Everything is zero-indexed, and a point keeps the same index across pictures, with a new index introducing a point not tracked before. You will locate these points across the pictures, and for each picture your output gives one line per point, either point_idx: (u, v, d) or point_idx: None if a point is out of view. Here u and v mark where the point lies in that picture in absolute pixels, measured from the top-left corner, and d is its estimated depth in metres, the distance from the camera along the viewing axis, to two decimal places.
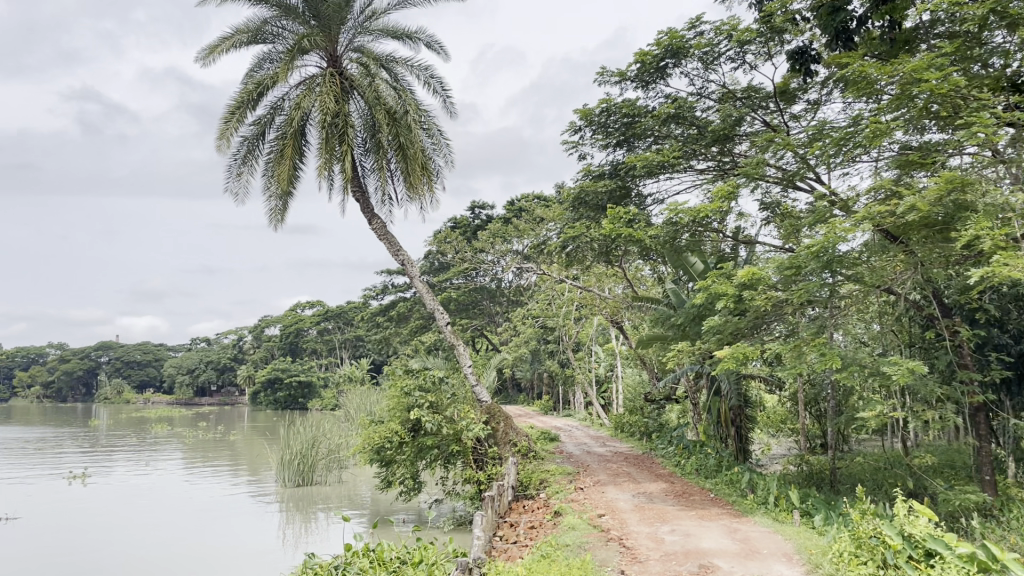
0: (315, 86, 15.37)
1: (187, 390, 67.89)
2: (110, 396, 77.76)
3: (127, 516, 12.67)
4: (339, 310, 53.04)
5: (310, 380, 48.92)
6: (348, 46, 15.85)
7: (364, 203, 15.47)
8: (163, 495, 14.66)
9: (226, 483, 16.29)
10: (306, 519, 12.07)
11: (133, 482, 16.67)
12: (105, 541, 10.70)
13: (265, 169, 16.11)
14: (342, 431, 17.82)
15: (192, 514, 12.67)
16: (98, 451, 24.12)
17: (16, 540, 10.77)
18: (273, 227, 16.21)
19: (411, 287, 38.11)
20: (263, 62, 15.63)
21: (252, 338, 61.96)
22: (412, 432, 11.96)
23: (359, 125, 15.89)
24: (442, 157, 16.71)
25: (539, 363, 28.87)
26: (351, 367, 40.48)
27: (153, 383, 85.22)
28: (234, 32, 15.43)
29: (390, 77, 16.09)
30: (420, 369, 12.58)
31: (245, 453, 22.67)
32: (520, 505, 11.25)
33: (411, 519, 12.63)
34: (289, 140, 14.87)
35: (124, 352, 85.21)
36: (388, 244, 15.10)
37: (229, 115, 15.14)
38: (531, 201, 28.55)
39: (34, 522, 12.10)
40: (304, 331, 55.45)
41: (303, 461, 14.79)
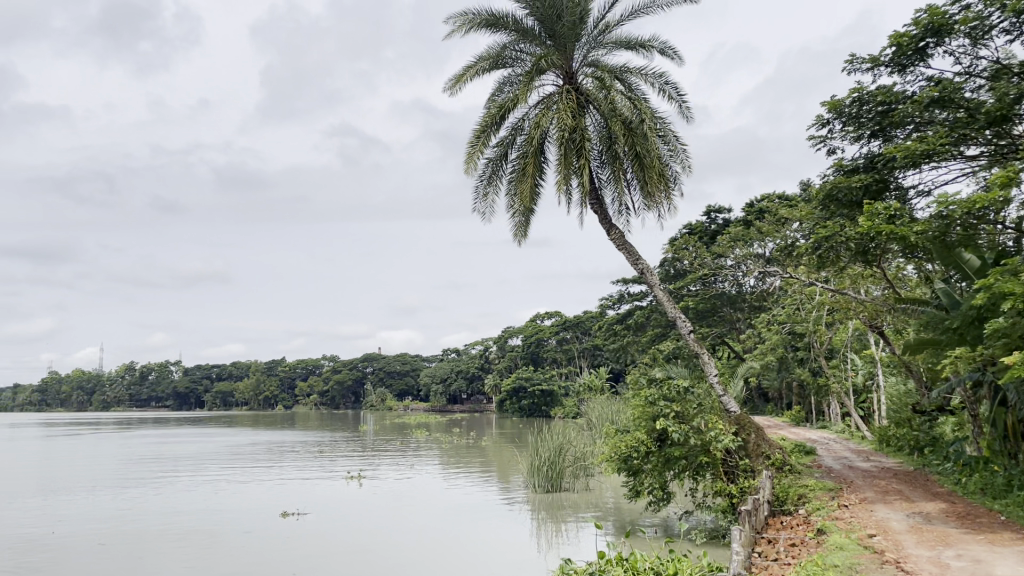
0: (552, 104, 15.93)
1: (440, 398, 72.42)
2: (375, 404, 85.10)
3: (395, 514, 13.85)
4: (578, 319, 54.01)
5: (552, 389, 49.72)
6: (582, 62, 16.26)
7: (602, 214, 15.69)
8: (426, 497, 15.77)
9: (480, 487, 17.14)
10: (557, 524, 12.36)
11: (399, 484, 18.03)
12: (378, 536, 11.80)
13: (508, 187, 16.94)
14: (588, 440, 18.07)
15: (451, 516, 13.47)
16: (368, 454, 26.51)
17: (306, 531, 12.19)
18: (517, 242, 16.99)
19: (649, 295, 37.90)
20: (504, 86, 16.73)
21: (497, 349, 64.89)
22: (660, 442, 11.87)
23: (596, 138, 16.19)
24: (681, 163, 16.48)
25: (788, 372, 27.44)
26: (591, 376, 41.07)
27: (411, 392, 91.89)
28: (477, 60, 16.57)
29: (625, 88, 16.24)
30: (664, 378, 12.44)
31: (496, 459, 23.75)
32: (777, 521, 10.74)
33: (661, 530, 12.50)
34: (530, 158, 15.52)
35: (385, 363, 92.72)
36: (628, 254, 15.15)
37: (474, 139, 16.14)
38: (773, 202, 27.32)
39: (320, 516, 13.62)
40: (544, 341, 57.22)
41: (551, 468, 15.12)
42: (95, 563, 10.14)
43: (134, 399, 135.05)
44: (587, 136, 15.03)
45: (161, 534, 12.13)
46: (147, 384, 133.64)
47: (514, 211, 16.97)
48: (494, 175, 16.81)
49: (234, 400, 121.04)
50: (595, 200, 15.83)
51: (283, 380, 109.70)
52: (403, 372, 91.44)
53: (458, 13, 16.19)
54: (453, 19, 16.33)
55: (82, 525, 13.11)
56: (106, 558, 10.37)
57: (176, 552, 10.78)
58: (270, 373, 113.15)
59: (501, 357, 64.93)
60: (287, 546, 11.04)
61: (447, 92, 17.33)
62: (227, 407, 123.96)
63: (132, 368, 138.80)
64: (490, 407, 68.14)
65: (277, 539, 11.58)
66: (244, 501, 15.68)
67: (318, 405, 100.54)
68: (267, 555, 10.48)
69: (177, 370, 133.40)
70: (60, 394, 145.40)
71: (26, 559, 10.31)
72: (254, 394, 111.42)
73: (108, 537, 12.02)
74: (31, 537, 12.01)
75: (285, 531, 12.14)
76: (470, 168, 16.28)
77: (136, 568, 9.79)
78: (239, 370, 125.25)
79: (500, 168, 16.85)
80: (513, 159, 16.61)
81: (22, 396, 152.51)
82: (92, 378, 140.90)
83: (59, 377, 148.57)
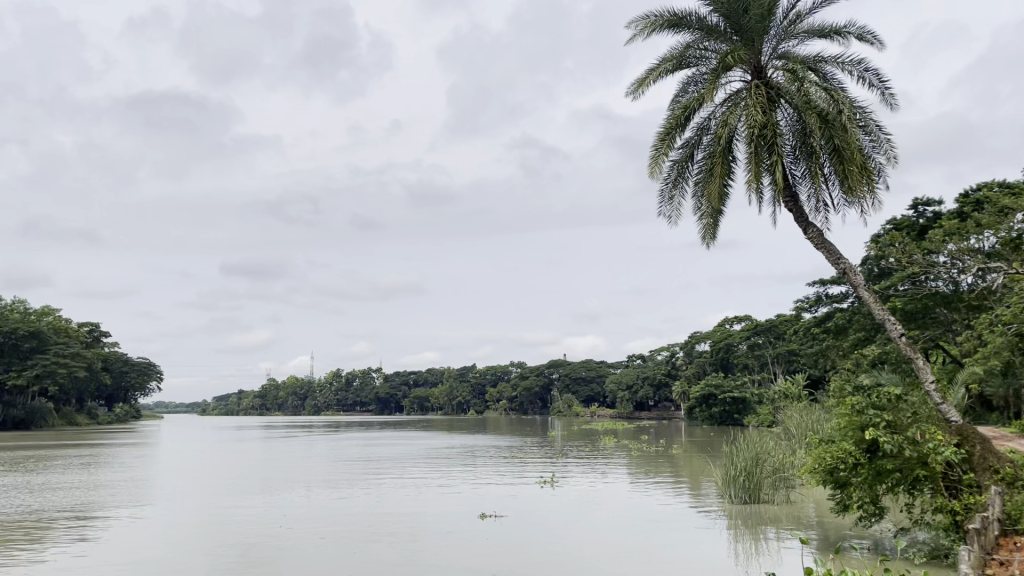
0: (741, 101, 15.43)
1: (627, 405, 71.85)
2: (562, 410, 86.09)
3: (587, 519, 13.95)
4: (770, 323, 51.79)
5: (744, 397, 47.81)
6: (772, 55, 15.65)
7: (798, 213, 14.94)
8: (618, 504, 15.72)
9: (671, 496, 16.76)
10: (757, 536, 11.84)
11: (590, 490, 18.07)
12: (570, 540, 11.95)
13: (696, 189, 16.60)
14: (787, 450, 17.18)
15: (644, 525, 13.27)
16: (559, 459, 26.84)
17: (501, 533, 12.59)
18: (706, 244, 16.61)
19: (849, 297, 35.63)
20: (689, 86, 16.50)
21: (684, 355, 63.60)
22: (870, 453, 11.04)
23: (789, 133, 15.50)
24: (884, 154, 15.38)
25: (1015, 378, 24.76)
26: (786, 383, 39.20)
27: (597, 399, 92.04)
28: (660, 62, 16.44)
29: (820, 78, 15.42)
30: (872, 385, 11.57)
31: (688, 467, 23.25)
32: (1011, 543, 9.70)
33: (873, 548, 11.62)
34: (718, 158, 15.09)
35: (572, 369, 93.34)
36: (827, 253, 14.32)
37: (659, 142, 15.93)
38: (992, 191, 24.85)
39: (515, 519, 14.00)
40: (734, 346, 55.42)
41: (748, 479, 14.50)
42: (313, 554, 11.06)
43: (341, 404, 145.09)
44: (779, 132, 14.40)
45: (370, 530, 12.99)
46: (351, 390, 143.12)
47: (702, 212, 16.59)
48: (680, 177, 16.50)
49: (429, 405, 126.83)
50: (789, 198, 15.11)
51: (474, 386, 113.57)
52: (590, 378, 91.79)
53: (639, 16, 16.17)
54: (634, 23, 16.34)
55: (302, 520, 14.32)
56: (322, 550, 11.28)
57: (383, 547, 11.52)
58: (462, 380, 117.53)
59: (688, 363, 63.57)
60: (483, 546, 11.46)
61: (630, 96, 17.34)
62: (423, 412, 130.07)
63: (338, 375, 149.16)
64: (679, 413, 66.84)
65: (474, 539, 12.05)
66: (443, 503, 16.39)
67: (508, 411, 103.17)
68: (465, 554, 10.94)
69: (378, 377, 141.79)
70: (277, 399, 159.00)
71: (257, 549, 11.42)
72: (448, 399, 116.17)
73: (324, 531, 13.05)
74: (258, 530, 13.19)
75: (482, 532, 12.61)
76: (655, 172, 16.07)
77: (349, 561, 10.59)
78: (434, 377, 131.05)
79: (686, 170, 16.52)
80: (699, 160, 16.23)
81: (246, 400, 168.31)
82: (304, 384, 152.94)
83: (276, 383, 162.51)
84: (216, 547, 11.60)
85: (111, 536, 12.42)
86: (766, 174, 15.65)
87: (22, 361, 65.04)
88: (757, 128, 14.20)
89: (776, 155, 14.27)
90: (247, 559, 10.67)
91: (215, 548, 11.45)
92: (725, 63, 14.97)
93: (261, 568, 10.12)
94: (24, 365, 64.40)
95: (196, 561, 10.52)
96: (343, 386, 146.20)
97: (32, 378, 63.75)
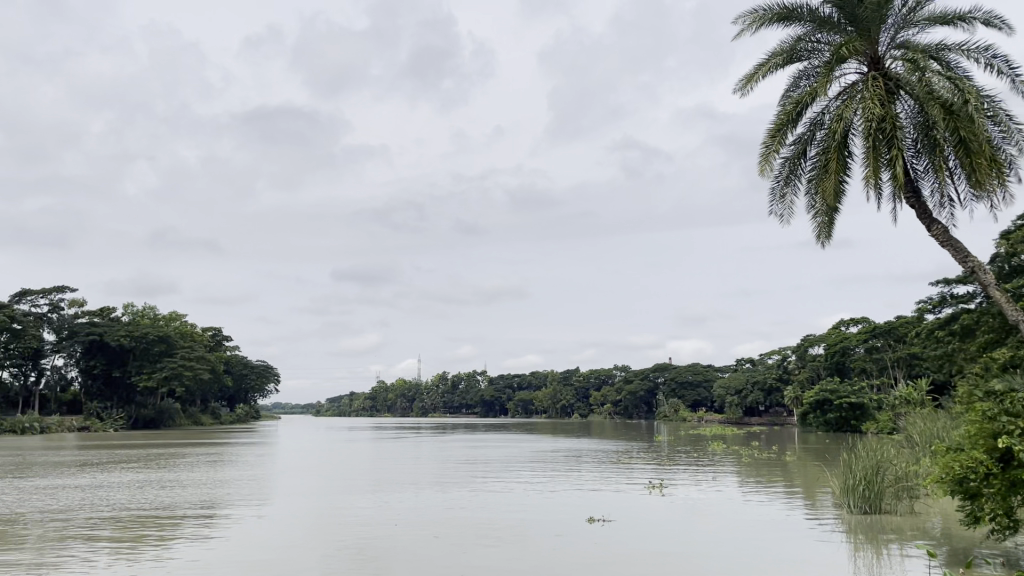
0: (856, 94, 14.89)
1: (737, 410, 70.17)
2: (668, 414, 84.90)
3: (696, 525, 13.74)
4: (889, 326, 49.50)
5: (863, 403, 45.72)
6: (890, 44, 14.99)
7: (920, 208, 14.25)
8: (729, 511, 15.38)
9: (782, 504, 16.27)
10: (876, 546, 11.32)
11: (700, 496, 17.74)
12: (676, 545, 11.82)
13: (809, 187, 16.14)
14: (910, 457, 16.35)
15: (753, 533, 12.94)
16: (667, 464, 26.48)
17: (607, 536, 12.59)
18: (821, 244, 16.12)
19: (977, 296, 33.66)
20: (800, 80, 16.06)
21: (796, 358, 61.57)
22: (1003, 463, 10.35)
23: (909, 125, 14.83)
24: (1015, 145, 14.46)
25: None
26: (907, 387, 37.37)
27: (705, 403, 90.26)
28: (769, 57, 16.07)
29: (943, 67, 14.71)
30: (1005, 391, 10.84)
31: (803, 474, 22.50)
32: None
33: (1007, 564, 10.88)
34: (833, 153, 14.58)
35: (678, 373, 91.83)
36: (953, 251, 13.60)
37: (769, 139, 15.54)
38: None
39: (622, 523, 13.93)
40: (851, 350, 53.29)
41: (868, 488, 13.88)
42: (421, 552, 11.36)
43: (447, 406, 147.61)
44: (899, 124, 13.79)
45: (477, 530, 13.23)
46: (457, 393, 145.53)
47: (816, 211, 16.10)
48: (792, 175, 16.03)
49: (534, 408, 127.51)
50: (911, 193, 14.43)
51: (578, 389, 113.46)
52: (696, 382, 90.11)
53: (747, 11, 15.86)
54: (742, 19, 16.03)
55: (412, 518, 14.71)
56: (431, 549, 11.58)
57: (489, 547, 11.70)
58: (566, 383, 117.66)
59: (801, 366, 61.50)
60: (588, 549, 11.49)
61: (737, 93, 17.04)
62: (527, 415, 130.89)
63: (444, 377, 151.97)
64: (791, 419, 64.74)
65: (580, 541, 12.09)
66: (549, 505, 16.49)
67: (612, 415, 102.58)
68: (569, 556, 10.99)
69: (483, 380, 143.63)
70: (386, 401, 163.42)
71: (371, 547, 11.74)
72: (553, 402, 116.52)
73: (434, 529, 13.37)
74: (373, 528, 13.60)
75: (588, 535, 12.64)
76: (766, 169, 15.67)
77: (455, 559, 10.81)
78: (538, 380, 131.59)
79: (799, 167, 16.03)
80: (813, 156, 15.73)
81: (357, 402, 173.73)
82: (412, 387, 156.53)
83: (385, 386, 167.02)
84: (330, 543, 12.08)
85: (235, 531, 13.13)
86: (886, 169, 15.00)
87: (153, 364, 69.35)
88: (875, 122, 13.66)
89: (896, 149, 13.66)
90: (359, 555, 11.07)
91: (330, 544, 11.92)
92: (840, 55, 14.49)
93: (372, 564, 10.49)
94: (154, 368, 68.66)
95: (312, 556, 10.99)
96: (450, 388, 148.85)
97: (162, 379, 67.87)
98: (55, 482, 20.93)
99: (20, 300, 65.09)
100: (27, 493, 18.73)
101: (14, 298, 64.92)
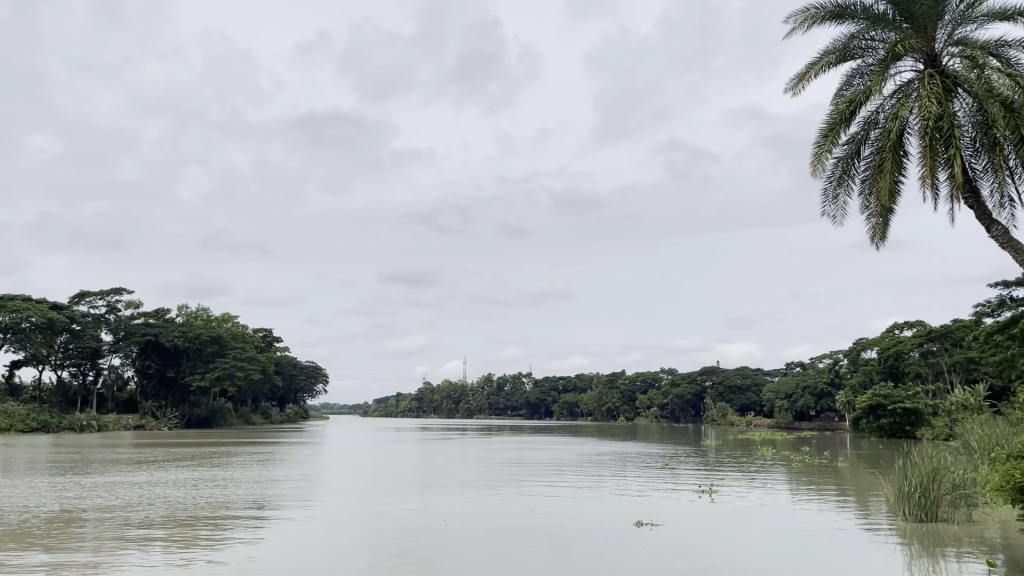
0: (912, 92, 14.57)
1: (787, 414, 69.17)
2: (716, 418, 83.89)
3: (743, 532, 13.54)
4: (945, 329, 48.22)
5: (917, 408, 44.50)
6: (947, 41, 14.63)
7: (979, 208, 13.87)
8: (779, 518, 15.12)
9: (833, 512, 15.89)
10: (932, 557, 10.96)
11: (751, 502, 17.47)
12: (725, 551, 11.66)
13: (862, 188, 15.84)
14: (969, 465, 15.83)
15: (803, 540, 12.67)
16: (716, 470, 26.14)
17: (656, 541, 12.47)
18: (875, 246, 15.82)
19: None
20: (853, 78, 15.81)
21: (848, 363, 60.32)
22: None
23: (967, 124, 14.46)
24: None
25: None
26: (964, 393, 36.34)
27: (753, 408, 88.98)
28: (822, 55, 15.84)
29: (1003, 64, 14.31)
30: None
31: (856, 482, 22.01)
32: None
33: None
34: (888, 153, 14.28)
35: (726, 377, 90.69)
36: (1013, 252, 13.20)
37: (822, 139, 15.28)
38: None
39: (672, 528, 13.79)
40: (905, 354, 52.04)
41: (924, 495, 13.53)
42: (466, 553, 11.40)
43: (492, 408, 148.07)
44: (957, 123, 13.44)
45: (523, 533, 13.21)
46: (503, 395, 145.87)
47: (870, 212, 15.78)
48: (846, 175, 15.74)
49: (579, 411, 127.20)
50: (970, 193, 14.03)
51: (624, 393, 112.82)
52: (745, 386, 88.88)
53: (798, 10, 15.65)
54: (793, 17, 15.82)
55: (458, 520, 14.75)
56: (475, 550, 11.60)
57: (533, 550, 11.68)
58: (612, 387, 117.10)
59: (853, 371, 60.24)
60: (635, 554, 11.38)
61: (788, 93, 16.84)
62: (573, 417, 130.62)
63: (490, 379, 152.47)
64: (843, 424, 63.43)
65: (626, 546, 11.99)
66: (596, 509, 16.41)
67: (658, 418, 101.80)
68: (615, 560, 10.92)
69: (528, 383, 143.71)
70: (432, 402, 164.58)
71: (416, 547, 11.83)
72: (598, 405, 116.06)
73: (479, 532, 13.37)
74: (419, 529, 13.71)
75: (635, 540, 12.50)
76: (818, 170, 15.42)
77: (500, 562, 10.82)
78: (583, 383, 131.16)
79: (852, 167, 15.73)
80: (867, 156, 15.42)
81: (403, 403, 175.29)
82: (457, 389, 157.38)
83: (431, 387, 168.20)
84: (376, 543, 12.15)
85: (283, 530, 13.27)
86: (943, 169, 14.65)
87: (206, 364, 70.85)
88: (932, 120, 13.35)
89: (954, 147, 13.33)
90: (403, 556, 11.13)
91: (376, 545, 11.99)
92: (895, 53, 14.20)
93: (417, 565, 10.54)
94: (207, 368, 70.13)
95: (357, 556, 11.07)
96: (495, 390, 149.29)
97: (213, 379, 69.28)
98: (111, 480, 21.43)
99: (78, 301, 67.07)
100: (84, 489, 19.20)
101: (73, 300, 66.93)
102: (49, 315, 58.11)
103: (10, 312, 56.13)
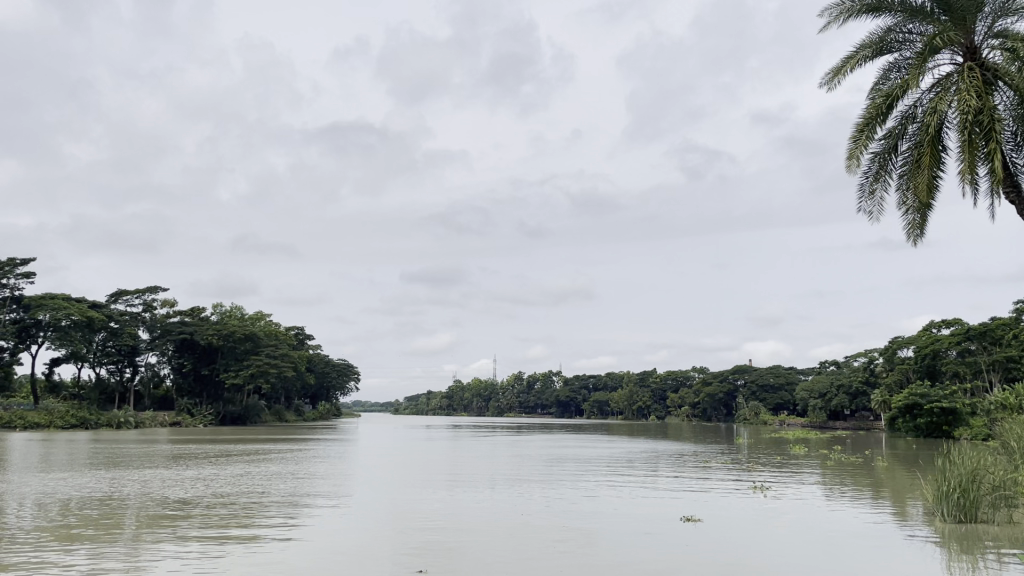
0: (951, 85, 14.42)
1: (821, 413, 68.52)
2: (748, 418, 83.20)
3: (778, 531, 13.48)
4: (983, 328, 47.43)
5: (955, 407, 43.69)
6: (987, 34, 14.37)
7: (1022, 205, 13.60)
8: (811, 518, 14.99)
9: (871, 512, 15.61)
10: (972, 558, 10.75)
11: (786, 502, 17.23)
12: (758, 554, 11.38)
13: (899, 183, 15.65)
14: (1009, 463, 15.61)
15: (842, 541, 12.54)
16: (751, 469, 25.91)
17: (693, 540, 12.42)
18: (912, 242, 15.61)
19: None
20: (890, 72, 15.62)
21: (883, 361, 59.35)
22: None
23: (1008, 117, 14.24)
24: None
25: None
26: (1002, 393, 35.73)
27: (786, 407, 88.18)
28: (858, 50, 15.72)
29: None
30: None
31: (893, 482, 21.73)
32: None
33: None
34: (926, 147, 14.11)
35: (759, 376, 90.02)
36: None
37: (858, 133, 15.09)
38: None
39: (713, 526, 13.87)
40: (942, 353, 51.10)
41: (963, 495, 13.24)
42: (492, 551, 11.38)
43: (523, 406, 149.20)
44: (997, 116, 13.13)
45: (551, 534, 12.97)
46: (533, 393, 146.70)
47: (907, 208, 15.54)
48: (883, 170, 15.54)
49: (609, 410, 127.07)
50: (1010, 187, 13.78)
51: (654, 391, 112.30)
52: (778, 386, 87.91)
53: (834, 3, 15.53)
54: (829, 10, 15.70)
55: (475, 519, 14.60)
56: (501, 550, 11.46)
57: (556, 549, 11.60)
58: (643, 386, 116.78)
59: (888, 369, 59.31)
60: (666, 552, 11.34)
61: (823, 87, 16.73)
62: (603, 416, 130.54)
63: (520, 377, 153.31)
64: (878, 424, 62.68)
65: (657, 547, 11.72)
66: (629, 509, 16.08)
67: (690, 417, 101.23)
68: (640, 562, 10.75)
69: (558, 380, 144.08)
70: (463, 400, 165.65)
71: (440, 544, 11.87)
72: (628, 404, 116.09)
73: (507, 531, 13.29)
74: (445, 526, 13.74)
75: (674, 539, 12.47)
76: (854, 166, 15.24)
77: (523, 561, 10.71)
78: (613, 382, 130.89)
79: (890, 162, 15.54)
80: (905, 151, 15.23)
81: (434, 401, 176.39)
82: (487, 387, 158.15)
83: (462, 385, 169.24)
84: (404, 543, 11.97)
85: (315, 530, 13.02)
86: (983, 163, 14.44)
87: (239, 362, 71.71)
88: (973, 112, 13.16)
89: (994, 139, 13.08)
90: (430, 555, 11.08)
91: (403, 544, 11.86)
92: (934, 45, 14.15)
93: (442, 564, 10.44)
94: (239, 366, 70.97)
95: (383, 555, 10.89)
96: (525, 389, 150.15)
97: (247, 377, 70.17)
98: (153, 475, 21.67)
99: (116, 300, 68.23)
100: (121, 485, 19.35)
101: (110, 298, 68.16)
102: (87, 312, 59.19)
103: (49, 310, 57.31)
